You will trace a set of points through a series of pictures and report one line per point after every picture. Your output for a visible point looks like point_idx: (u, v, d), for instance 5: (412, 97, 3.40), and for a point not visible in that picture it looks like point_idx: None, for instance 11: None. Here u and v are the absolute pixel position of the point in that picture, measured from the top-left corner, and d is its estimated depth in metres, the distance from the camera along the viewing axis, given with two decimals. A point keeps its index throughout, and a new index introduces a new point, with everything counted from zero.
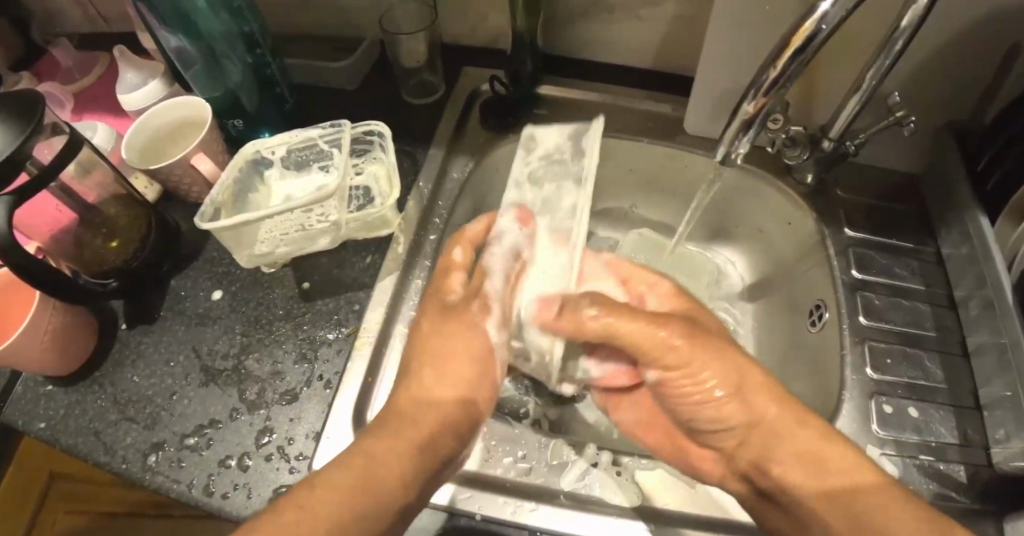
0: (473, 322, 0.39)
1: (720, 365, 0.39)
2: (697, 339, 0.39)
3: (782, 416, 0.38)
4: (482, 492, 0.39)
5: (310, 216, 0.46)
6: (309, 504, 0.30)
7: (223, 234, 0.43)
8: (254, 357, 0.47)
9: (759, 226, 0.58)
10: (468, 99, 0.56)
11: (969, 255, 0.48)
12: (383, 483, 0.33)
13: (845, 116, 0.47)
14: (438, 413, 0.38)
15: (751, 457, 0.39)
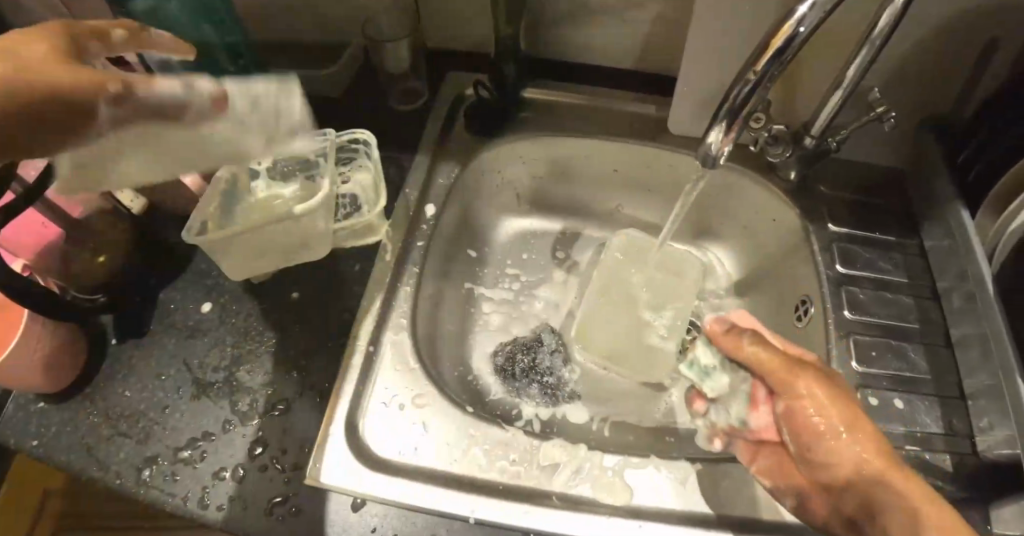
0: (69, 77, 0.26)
1: (857, 414, 0.35)
2: (829, 376, 0.37)
3: (896, 465, 0.33)
4: (479, 494, 0.40)
5: (297, 227, 0.45)
6: None
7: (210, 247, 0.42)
8: (245, 368, 0.47)
9: (744, 222, 0.58)
10: (454, 103, 0.55)
11: (952, 249, 0.49)
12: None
13: (826, 114, 0.48)
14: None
15: (861, 499, 0.33)
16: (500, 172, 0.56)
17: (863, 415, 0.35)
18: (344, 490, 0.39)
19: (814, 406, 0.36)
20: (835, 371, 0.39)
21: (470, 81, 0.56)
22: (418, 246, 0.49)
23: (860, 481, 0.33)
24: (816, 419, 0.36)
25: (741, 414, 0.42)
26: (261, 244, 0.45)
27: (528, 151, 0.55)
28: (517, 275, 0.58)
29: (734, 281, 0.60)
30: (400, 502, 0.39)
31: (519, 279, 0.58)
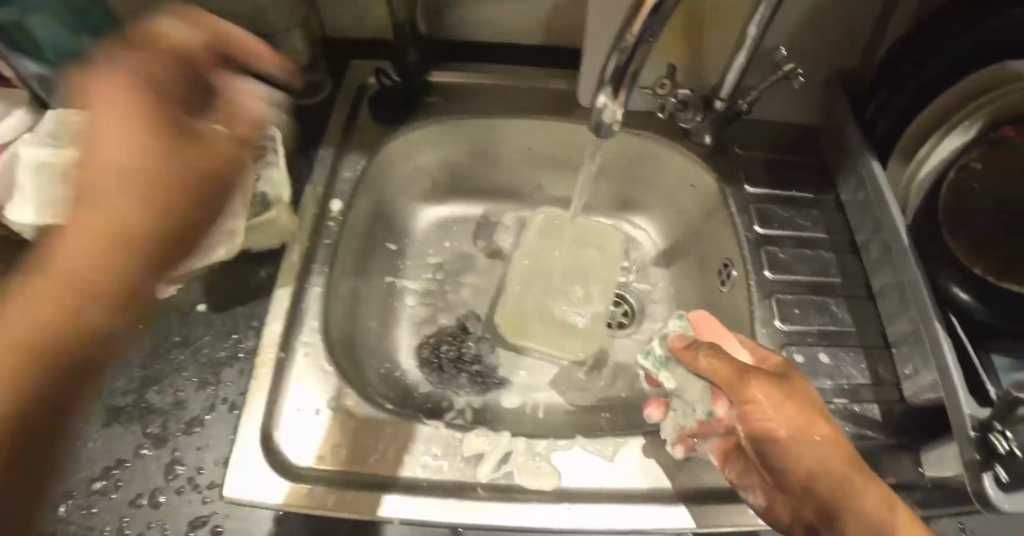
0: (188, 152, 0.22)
1: (815, 417, 0.35)
2: (788, 382, 0.37)
3: (853, 469, 0.34)
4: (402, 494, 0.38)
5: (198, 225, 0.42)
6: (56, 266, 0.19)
7: None
8: (156, 389, 0.44)
9: (663, 190, 0.57)
10: (357, 93, 0.54)
11: (864, 200, 0.49)
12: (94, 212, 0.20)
13: (733, 75, 0.47)
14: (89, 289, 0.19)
15: (819, 502, 0.33)
16: (411, 161, 0.54)
17: (820, 418, 0.35)
18: (271, 504, 0.38)
19: (772, 412, 0.35)
20: (785, 368, 0.39)
21: (371, 69, 0.54)
22: (326, 244, 0.47)
23: (821, 486, 0.33)
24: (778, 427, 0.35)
25: (706, 411, 0.39)
26: None
27: (440, 137, 0.53)
28: (439, 264, 0.57)
29: (659, 250, 0.59)
30: (321, 509, 0.38)
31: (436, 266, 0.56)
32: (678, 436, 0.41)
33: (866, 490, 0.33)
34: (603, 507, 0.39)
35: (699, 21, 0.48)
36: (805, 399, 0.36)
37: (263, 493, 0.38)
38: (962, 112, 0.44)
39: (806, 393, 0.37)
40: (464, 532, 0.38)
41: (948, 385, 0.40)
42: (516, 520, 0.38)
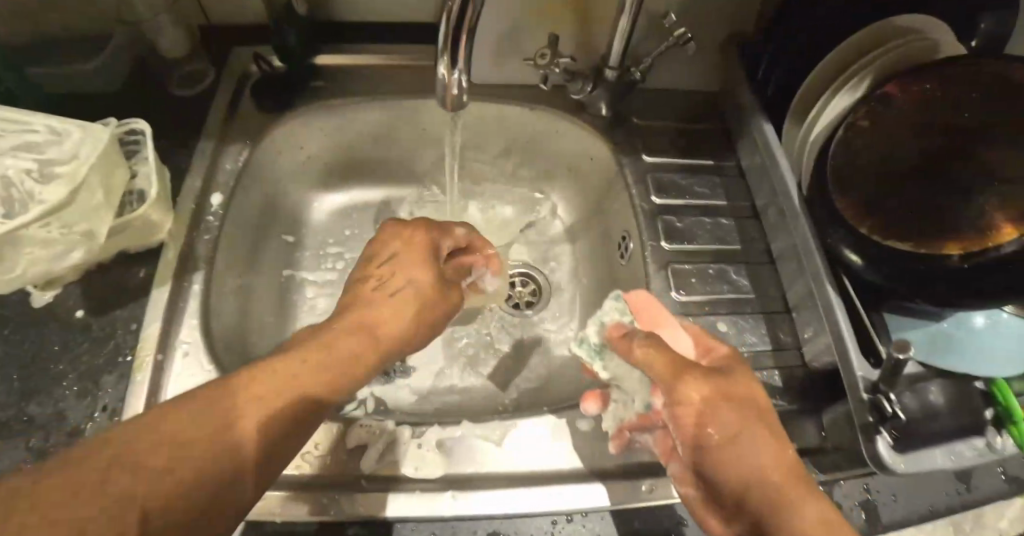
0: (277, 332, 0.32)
1: (752, 424, 0.32)
2: (730, 382, 0.33)
3: (794, 480, 0.29)
4: (283, 494, 0.37)
5: (65, 227, 0.40)
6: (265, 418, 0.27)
7: None
8: (35, 402, 0.43)
9: (567, 165, 0.56)
10: (239, 82, 0.52)
11: (761, 164, 0.48)
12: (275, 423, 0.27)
13: (618, 42, 0.46)
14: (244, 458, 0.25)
15: (751, 520, 0.29)
16: (301, 148, 0.52)
17: (758, 425, 0.31)
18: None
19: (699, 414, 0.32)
20: (739, 369, 0.35)
21: (253, 56, 0.52)
22: (205, 241, 0.45)
23: (750, 500, 0.29)
24: (712, 433, 0.31)
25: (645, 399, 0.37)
26: (32, 252, 0.40)
27: (329, 122, 0.51)
28: (340, 253, 0.56)
29: (567, 226, 0.58)
30: (251, 516, 0.36)
31: (336, 255, 0.56)
32: (616, 430, 0.40)
33: (813, 500, 0.28)
34: (489, 492, 0.38)
35: None
36: (743, 403, 0.32)
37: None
38: (845, 75, 0.45)
39: (749, 397, 0.33)
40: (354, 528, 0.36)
41: (842, 349, 0.40)
42: (399, 511, 0.37)
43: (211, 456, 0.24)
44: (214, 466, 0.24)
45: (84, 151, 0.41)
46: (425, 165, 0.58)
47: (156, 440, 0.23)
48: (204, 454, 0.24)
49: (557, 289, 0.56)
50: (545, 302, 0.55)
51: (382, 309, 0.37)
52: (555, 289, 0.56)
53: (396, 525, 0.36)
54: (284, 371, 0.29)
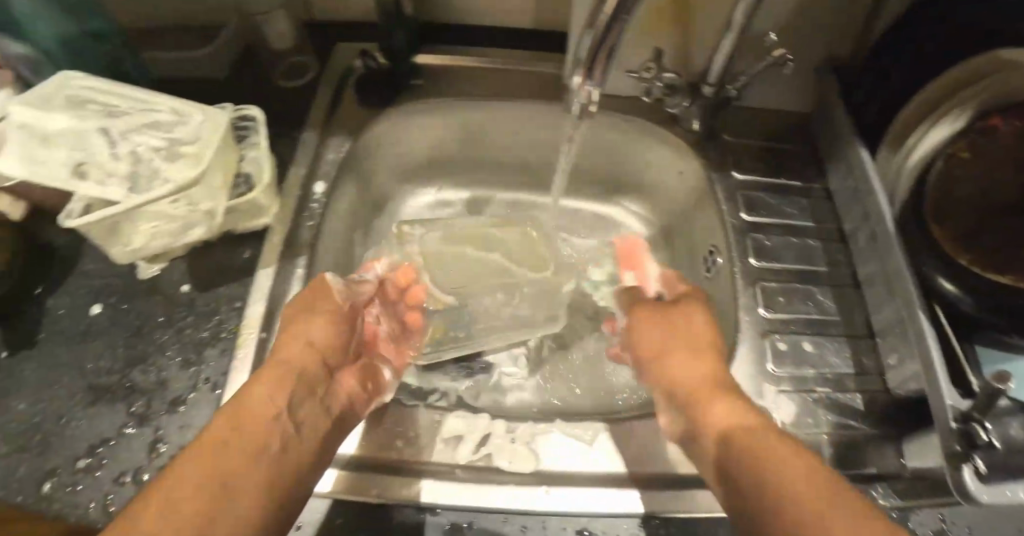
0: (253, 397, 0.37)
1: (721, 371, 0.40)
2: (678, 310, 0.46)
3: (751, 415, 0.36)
4: (347, 475, 0.39)
5: (182, 205, 0.42)
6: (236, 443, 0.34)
7: (95, 226, 0.40)
8: (140, 368, 0.45)
9: (651, 180, 0.57)
10: (342, 76, 0.53)
11: (853, 189, 0.49)
12: (250, 446, 0.35)
13: (720, 60, 0.47)
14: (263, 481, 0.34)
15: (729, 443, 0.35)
16: (397, 143, 0.54)
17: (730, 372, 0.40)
18: (318, 493, 0.38)
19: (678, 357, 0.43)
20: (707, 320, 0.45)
21: (358, 52, 0.54)
22: (308, 227, 0.47)
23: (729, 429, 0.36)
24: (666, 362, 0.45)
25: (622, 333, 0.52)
26: (151, 224, 0.42)
27: (425, 120, 0.53)
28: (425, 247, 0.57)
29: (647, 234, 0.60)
30: (337, 494, 0.38)
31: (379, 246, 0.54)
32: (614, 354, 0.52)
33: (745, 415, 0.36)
34: (576, 485, 0.40)
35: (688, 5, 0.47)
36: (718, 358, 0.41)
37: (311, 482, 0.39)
38: (949, 102, 0.44)
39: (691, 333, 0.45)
40: (441, 513, 0.38)
41: (931, 373, 0.39)
42: (490, 502, 0.38)
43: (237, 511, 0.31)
44: (238, 495, 0.32)
45: (203, 133, 0.42)
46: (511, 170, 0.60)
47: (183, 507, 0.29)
48: (232, 488, 0.32)
49: None
50: None
51: (309, 343, 0.42)
52: None
53: (487, 514, 0.38)
54: (243, 416, 0.36)
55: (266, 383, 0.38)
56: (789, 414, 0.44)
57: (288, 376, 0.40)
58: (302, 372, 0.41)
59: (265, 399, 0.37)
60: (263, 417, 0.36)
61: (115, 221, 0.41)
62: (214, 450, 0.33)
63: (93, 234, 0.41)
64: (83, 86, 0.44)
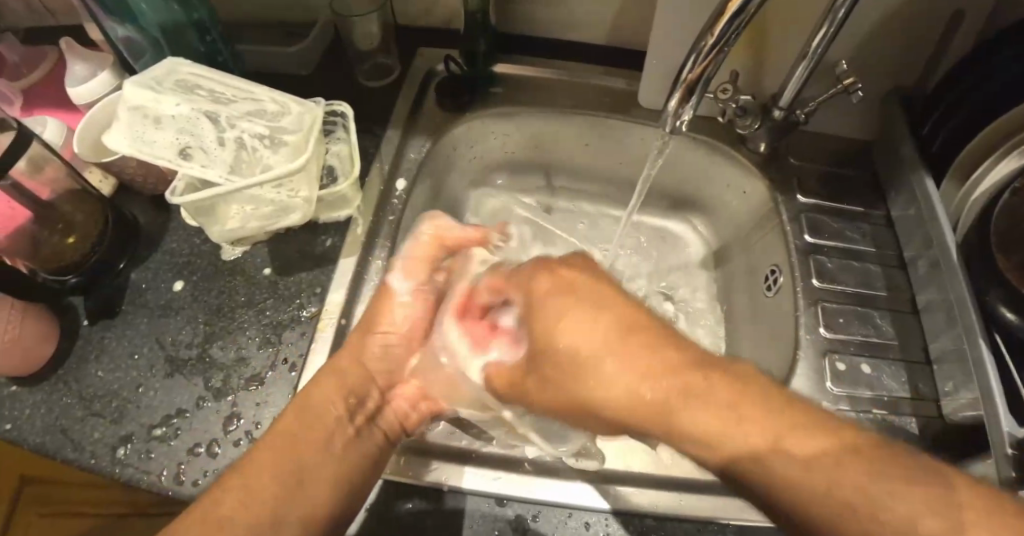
0: (302, 398, 0.40)
1: (614, 343, 0.34)
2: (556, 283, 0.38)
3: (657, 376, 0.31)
4: (415, 461, 0.42)
5: (280, 191, 0.44)
6: (272, 445, 0.38)
7: (196, 206, 0.42)
8: (218, 344, 0.47)
9: (716, 198, 0.62)
10: (424, 78, 0.58)
11: (917, 217, 0.50)
12: (299, 454, 0.38)
13: (792, 88, 0.49)
14: (320, 483, 0.38)
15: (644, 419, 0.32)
16: (471, 147, 0.58)
17: (632, 351, 0.33)
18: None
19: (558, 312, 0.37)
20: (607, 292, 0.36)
21: (440, 58, 0.58)
22: (389, 221, 0.51)
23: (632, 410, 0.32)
24: (592, 367, 0.34)
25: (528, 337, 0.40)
26: (247, 207, 0.45)
27: (499, 125, 0.57)
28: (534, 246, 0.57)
29: (709, 251, 0.65)
30: (404, 478, 0.40)
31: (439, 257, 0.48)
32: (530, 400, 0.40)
33: (720, 397, 0.28)
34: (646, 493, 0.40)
35: (764, 31, 0.50)
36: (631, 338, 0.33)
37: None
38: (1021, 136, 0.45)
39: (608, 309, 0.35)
40: (509, 504, 0.39)
41: (989, 403, 0.39)
42: (559, 496, 0.39)
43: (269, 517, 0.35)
44: (284, 505, 0.36)
45: (304, 124, 0.44)
46: (581, 181, 0.63)
47: (249, 496, 0.35)
48: (278, 498, 0.36)
49: (692, 306, 0.63)
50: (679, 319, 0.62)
51: (361, 362, 0.44)
52: (690, 306, 0.63)
53: (551, 508, 0.39)
54: (298, 425, 0.39)
55: (295, 412, 0.40)
56: None
57: (334, 395, 0.42)
58: (335, 401, 0.42)
59: (325, 402, 0.41)
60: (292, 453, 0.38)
61: (215, 202, 0.43)
62: (260, 462, 0.37)
63: (192, 214, 0.43)
64: (189, 72, 0.46)
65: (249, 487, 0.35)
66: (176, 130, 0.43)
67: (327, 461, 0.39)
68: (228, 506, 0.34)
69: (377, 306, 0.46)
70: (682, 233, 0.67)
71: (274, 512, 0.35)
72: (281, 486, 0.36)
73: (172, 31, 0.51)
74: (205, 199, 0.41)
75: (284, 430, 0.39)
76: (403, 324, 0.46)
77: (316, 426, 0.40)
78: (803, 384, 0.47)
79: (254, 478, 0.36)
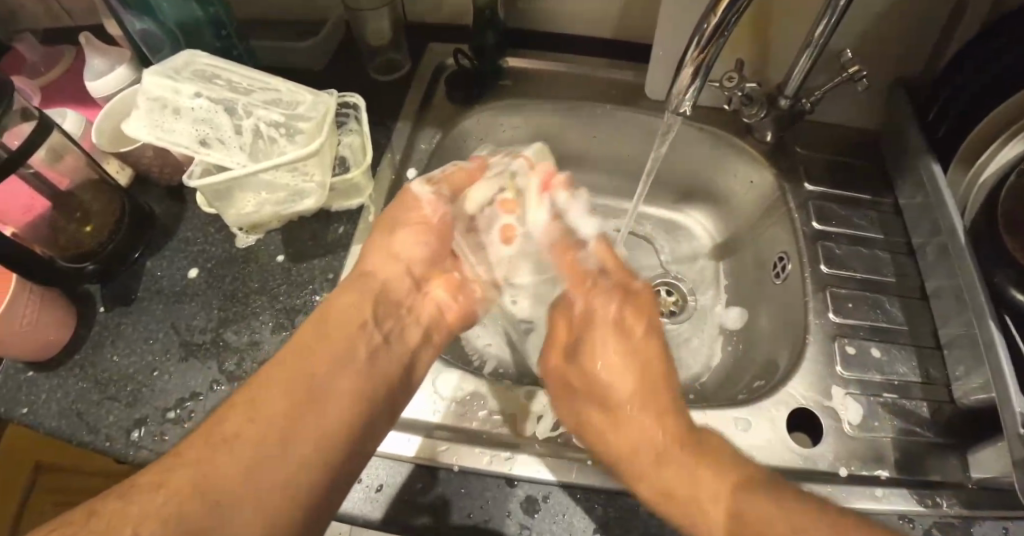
0: (333, 302, 0.43)
1: (635, 395, 0.42)
2: (596, 328, 0.46)
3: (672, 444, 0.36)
4: (423, 441, 0.42)
5: (295, 176, 0.45)
6: (296, 350, 0.39)
7: (212, 190, 0.43)
8: (232, 329, 0.47)
9: (723, 189, 0.63)
10: (434, 73, 0.59)
11: (924, 202, 0.50)
12: (320, 359, 0.39)
13: (799, 75, 0.50)
14: (346, 388, 0.38)
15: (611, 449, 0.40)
16: (481, 139, 0.59)
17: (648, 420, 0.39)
18: (403, 457, 0.41)
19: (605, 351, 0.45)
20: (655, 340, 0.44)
21: (450, 52, 0.60)
22: None
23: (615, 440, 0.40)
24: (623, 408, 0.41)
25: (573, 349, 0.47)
26: (262, 193, 0.46)
27: (506, 118, 0.58)
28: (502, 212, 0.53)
29: (714, 243, 0.66)
30: (417, 458, 0.41)
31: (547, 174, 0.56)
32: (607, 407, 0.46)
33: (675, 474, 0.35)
34: None
35: (765, 22, 0.51)
36: (647, 394, 0.41)
37: (392, 446, 0.41)
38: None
39: (636, 376, 0.42)
40: (518, 485, 0.40)
41: (1001, 384, 0.38)
42: (567, 476, 0.39)
43: (286, 421, 0.34)
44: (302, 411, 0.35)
45: (320, 112, 0.45)
46: (590, 172, 0.64)
47: (268, 399, 0.35)
48: (290, 406, 0.35)
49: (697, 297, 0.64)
50: (687, 311, 0.63)
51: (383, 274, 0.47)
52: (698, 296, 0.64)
53: (562, 490, 0.39)
54: (314, 334, 0.40)
55: (313, 332, 0.40)
56: (853, 414, 0.45)
57: (357, 305, 0.44)
58: (355, 315, 0.43)
59: (349, 314, 0.43)
60: (302, 370, 0.37)
61: (230, 187, 0.44)
62: (286, 367, 0.37)
63: (208, 199, 0.44)
64: (206, 62, 0.47)
65: (265, 386, 0.35)
66: (195, 120, 0.44)
67: (350, 368, 0.40)
68: (246, 409, 0.34)
69: (401, 208, 0.49)
70: (689, 223, 0.68)
71: (294, 415, 0.35)
72: (295, 391, 0.36)
73: (186, 24, 0.53)
74: (223, 182, 0.42)
75: (305, 338, 0.40)
76: (433, 216, 0.49)
77: (334, 333, 0.41)
78: (812, 373, 0.47)
79: (271, 380, 0.36)
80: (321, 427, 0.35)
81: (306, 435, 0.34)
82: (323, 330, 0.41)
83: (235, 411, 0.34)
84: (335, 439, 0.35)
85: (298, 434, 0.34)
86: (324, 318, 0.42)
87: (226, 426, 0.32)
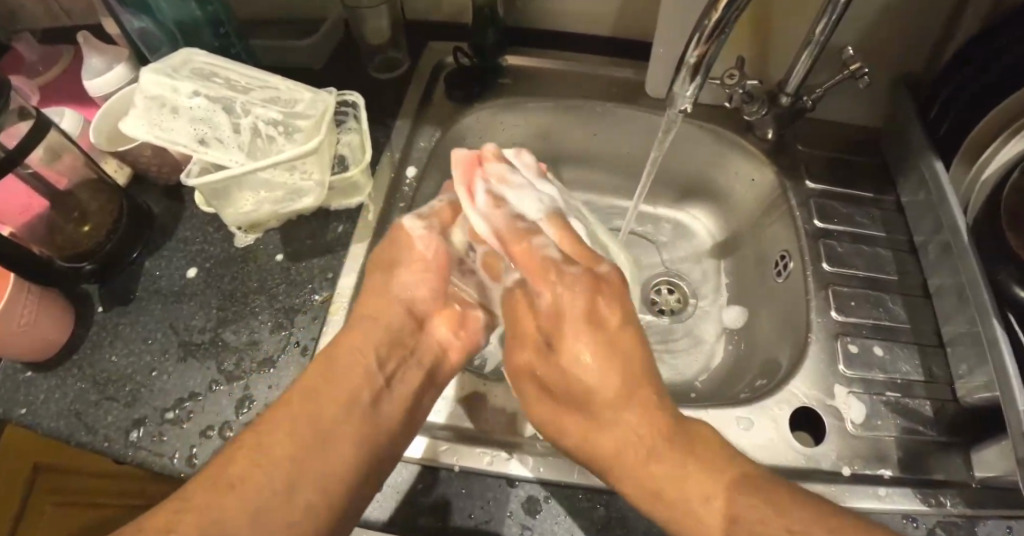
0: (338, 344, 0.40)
1: (621, 385, 0.37)
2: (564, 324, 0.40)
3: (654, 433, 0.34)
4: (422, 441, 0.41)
5: (294, 174, 0.45)
6: (304, 392, 0.36)
7: (210, 188, 0.43)
8: (231, 329, 0.47)
9: (724, 187, 0.63)
10: (433, 71, 0.59)
11: (926, 199, 0.50)
12: (329, 403, 0.36)
13: (799, 73, 0.50)
14: (354, 434, 0.35)
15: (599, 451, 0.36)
16: (481, 138, 0.59)
17: (629, 406, 0.36)
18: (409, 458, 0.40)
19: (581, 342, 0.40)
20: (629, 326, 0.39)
21: (450, 50, 0.60)
22: (399, 207, 0.51)
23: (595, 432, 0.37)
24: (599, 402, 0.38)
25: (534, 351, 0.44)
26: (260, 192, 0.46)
27: (506, 116, 0.58)
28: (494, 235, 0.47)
29: (714, 240, 0.66)
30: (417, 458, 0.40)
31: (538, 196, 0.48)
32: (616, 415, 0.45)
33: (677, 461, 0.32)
34: None
35: (766, 20, 0.51)
36: (623, 381, 0.37)
37: None
38: None
39: (618, 372, 0.37)
40: (520, 485, 0.39)
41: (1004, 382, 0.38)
42: (569, 475, 0.39)
43: (289, 472, 0.32)
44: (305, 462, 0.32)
45: (318, 110, 0.45)
46: (591, 170, 0.64)
47: (271, 448, 0.32)
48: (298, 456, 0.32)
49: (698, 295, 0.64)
50: (687, 308, 0.63)
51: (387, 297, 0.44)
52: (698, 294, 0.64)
53: (563, 489, 0.39)
54: (320, 375, 0.37)
55: (321, 372, 0.37)
56: (857, 413, 0.44)
57: (367, 343, 0.41)
58: (365, 350, 0.40)
59: (357, 351, 0.40)
60: (308, 418, 0.34)
61: (228, 185, 0.43)
62: (292, 413, 0.34)
63: (206, 197, 0.44)
64: (203, 61, 0.47)
65: (265, 435, 0.33)
66: (193, 120, 0.43)
67: (359, 410, 0.37)
68: (244, 458, 0.31)
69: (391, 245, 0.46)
70: (688, 221, 0.67)
71: (295, 467, 0.32)
72: (302, 440, 0.33)
73: (184, 23, 0.52)
74: (220, 181, 0.42)
75: (312, 379, 0.37)
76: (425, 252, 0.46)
77: (340, 376, 0.38)
78: (814, 372, 0.47)
79: (271, 429, 0.33)
80: (325, 481, 0.32)
81: (309, 492, 0.32)
82: (332, 372, 0.38)
83: (235, 462, 0.31)
84: (341, 491, 0.33)
85: (300, 488, 0.31)
86: (332, 359, 0.39)
87: (222, 480, 0.30)
